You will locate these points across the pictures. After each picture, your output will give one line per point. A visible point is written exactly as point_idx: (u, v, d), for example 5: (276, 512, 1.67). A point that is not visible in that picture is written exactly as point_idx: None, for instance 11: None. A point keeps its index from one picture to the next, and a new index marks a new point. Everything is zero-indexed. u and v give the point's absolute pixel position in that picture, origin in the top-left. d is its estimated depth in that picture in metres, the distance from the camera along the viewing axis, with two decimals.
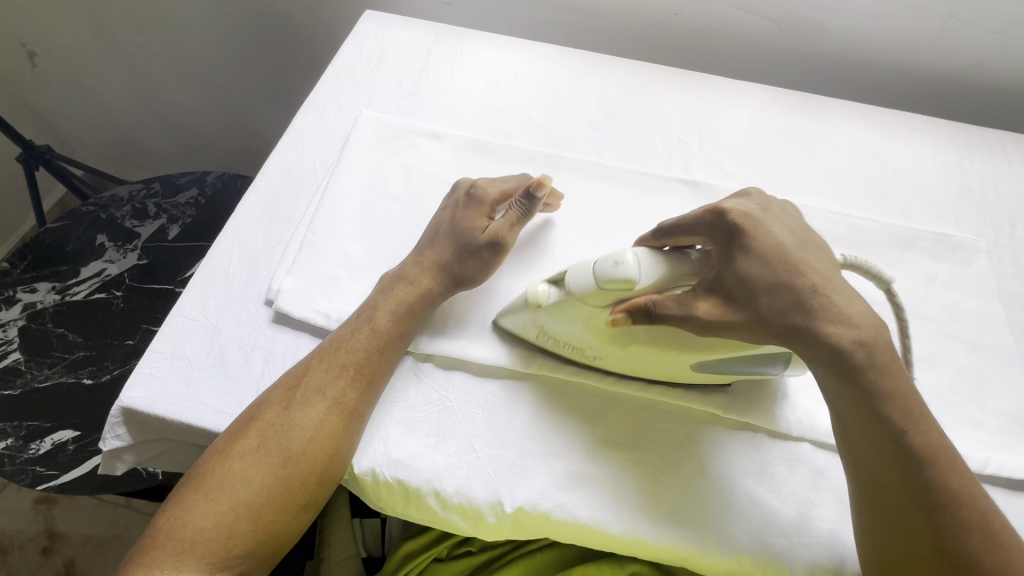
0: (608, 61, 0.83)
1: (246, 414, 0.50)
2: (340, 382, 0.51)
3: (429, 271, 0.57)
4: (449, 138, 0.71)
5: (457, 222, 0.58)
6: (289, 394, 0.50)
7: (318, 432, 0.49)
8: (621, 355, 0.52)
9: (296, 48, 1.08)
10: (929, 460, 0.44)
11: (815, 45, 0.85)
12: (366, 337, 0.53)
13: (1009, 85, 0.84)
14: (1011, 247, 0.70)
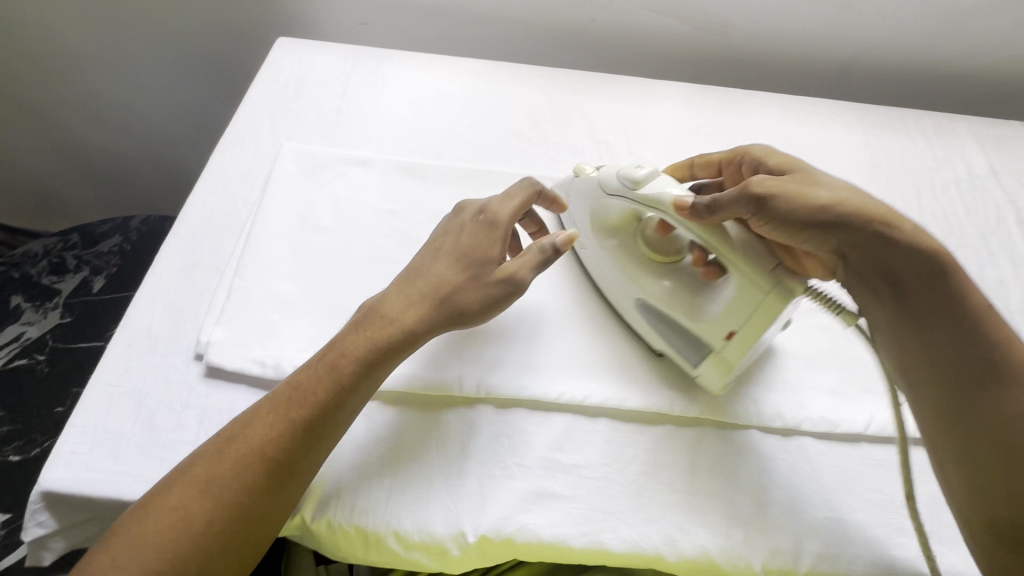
0: (531, 72, 0.84)
1: (177, 470, 0.46)
2: (283, 436, 0.46)
3: (408, 301, 0.52)
4: (377, 163, 0.71)
5: (471, 251, 0.54)
6: (222, 448, 0.46)
7: (247, 495, 0.45)
8: (598, 254, 0.61)
9: (214, 75, 1.06)
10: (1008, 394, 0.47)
11: (728, 41, 0.88)
12: (326, 383, 0.48)
13: (906, 66, 0.89)
14: (920, 216, 0.74)
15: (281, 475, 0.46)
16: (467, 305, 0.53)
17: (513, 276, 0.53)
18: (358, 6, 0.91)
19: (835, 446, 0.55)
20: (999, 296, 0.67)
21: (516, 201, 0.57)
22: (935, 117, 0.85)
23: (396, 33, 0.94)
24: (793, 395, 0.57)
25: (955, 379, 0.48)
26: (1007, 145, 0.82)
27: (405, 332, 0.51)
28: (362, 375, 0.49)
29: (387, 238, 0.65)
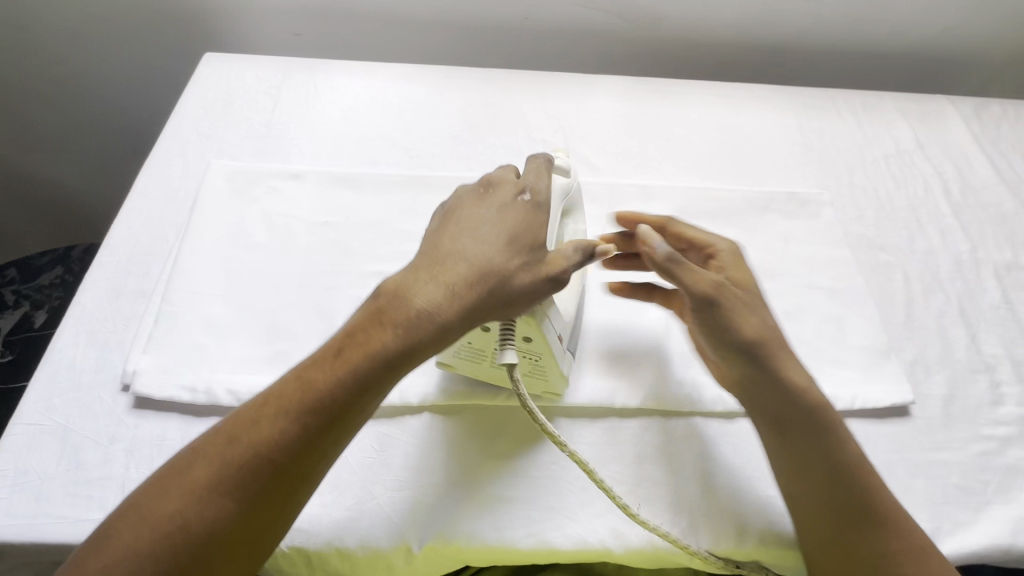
0: (466, 74, 0.83)
1: (171, 468, 0.39)
2: (295, 443, 0.39)
3: (445, 275, 0.44)
4: (310, 176, 0.70)
5: (521, 232, 0.46)
6: (226, 450, 0.39)
7: (252, 507, 0.38)
8: None
9: (139, 88, 1.02)
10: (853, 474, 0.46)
11: (660, 33, 0.89)
12: (344, 376, 0.40)
13: (833, 47, 0.91)
14: (852, 193, 0.75)
15: (293, 487, 0.39)
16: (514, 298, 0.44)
17: (561, 271, 0.46)
18: (288, 17, 0.90)
19: None
20: (928, 266, 0.69)
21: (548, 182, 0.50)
22: (863, 95, 0.87)
23: (331, 43, 0.93)
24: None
25: (825, 476, 0.46)
26: (932, 118, 0.85)
27: (438, 321, 0.42)
28: (385, 373, 0.41)
29: (322, 250, 0.64)
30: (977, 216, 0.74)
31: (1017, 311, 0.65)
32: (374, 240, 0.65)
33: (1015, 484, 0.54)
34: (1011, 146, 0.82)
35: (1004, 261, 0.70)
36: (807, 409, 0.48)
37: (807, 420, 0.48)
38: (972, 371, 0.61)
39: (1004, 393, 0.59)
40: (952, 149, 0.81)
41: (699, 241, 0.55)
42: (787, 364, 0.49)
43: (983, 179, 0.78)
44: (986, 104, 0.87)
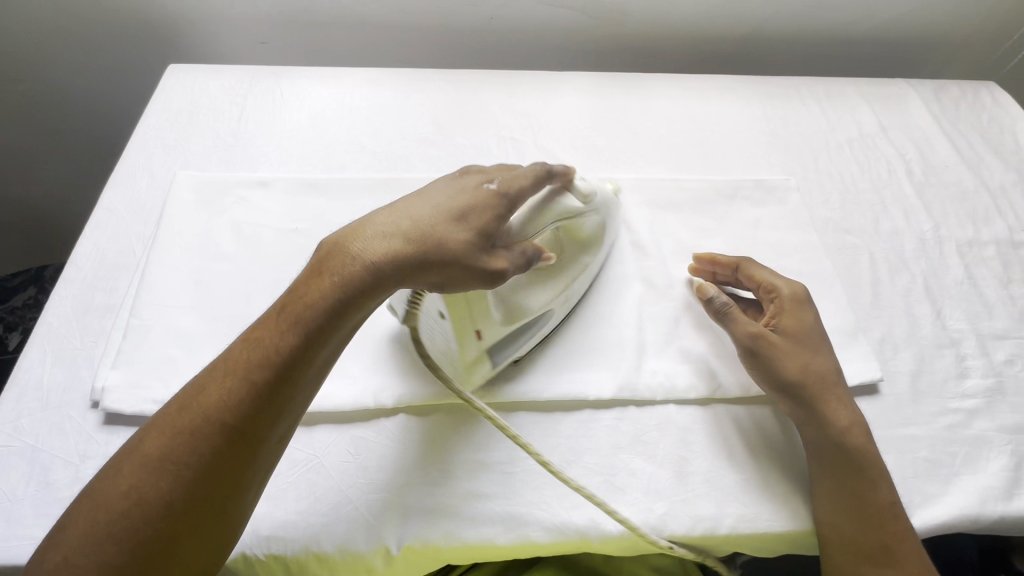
0: (434, 76, 0.83)
1: (129, 446, 0.40)
2: (239, 402, 0.39)
3: (387, 238, 0.44)
4: (278, 183, 0.69)
5: (467, 197, 0.47)
6: (178, 418, 0.39)
7: (205, 474, 0.38)
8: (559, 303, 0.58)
9: (104, 99, 1.00)
10: (874, 483, 0.50)
11: (625, 28, 0.89)
12: (287, 337, 0.41)
13: (796, 35, 0.93)
14: (818, 178, 0.76)
15: (244, 449, 0.39)
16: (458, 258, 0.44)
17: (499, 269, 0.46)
18: (253, 26, 0.89)
19: (750, 409, 0.57)
20: (894, 246, 0.70)
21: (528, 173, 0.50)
22: (826, 82, 0.88)
23: (298, 49, 0.93)
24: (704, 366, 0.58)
25: (844, 479, 0.50)
26: (893, 102, 0.86)
27: (376, 274, 0.43)
28: (326, 328, 0.41)
29: (293, 258, 0.64)
30: (940, 195, 0.75)
31: (980, 286, 0.67)
32: None
33: (982, 454, 0.55)
34: (970, 126, 0.84)
35: (967, 237, 0.71)
36: (844, 428, 0.52)
37: (849, 455, 0.51)
38: (938, 346, 0.62)
39: (969, 366, 0.61)
40: (913, 131, 0.83)
41: (766, 284, 0.58)
42: (829, 397, 0.53)
43: (944, 158, 0.80)
44: (945, 86, 0.89)
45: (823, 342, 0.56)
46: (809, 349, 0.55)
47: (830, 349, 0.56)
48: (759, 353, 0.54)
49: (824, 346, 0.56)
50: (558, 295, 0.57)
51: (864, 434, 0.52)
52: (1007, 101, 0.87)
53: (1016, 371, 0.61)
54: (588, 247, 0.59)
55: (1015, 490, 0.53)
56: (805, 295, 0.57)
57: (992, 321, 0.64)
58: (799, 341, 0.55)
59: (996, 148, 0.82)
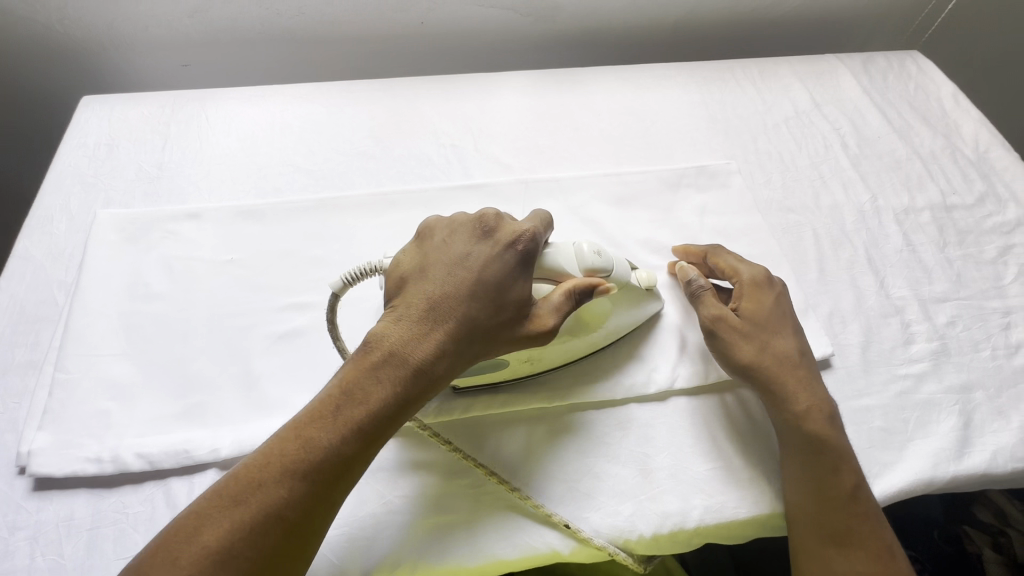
0: (368, 87, 0.81)
1: (175, 536, 0.39)
2: (307, 498, 0.41)
3: (440, 323, 0.47)
4: (210, 213, 0.66)
5: (503, 283, 0.49)
6: (237, 512, 0.40)
7: (267, 567, 0.39)
8: (528, 360, 0.53)
9: (10, 131, 0.94)
10: (840, 463, 0.51)
11: (558, 23, 0.89)
12: (350, 432, 0.43)
13: (725, 19, 0.94)
14: (758, 158, 0.77)
15: (308, 538, 0.41)
16: (496, 350, 0.49)
17: (547, 324, 0.49)
18: (172, 48, 0.85)
19: (710, 397, 0.57)
20: (836, 220, 0.71)
21: (535, 218, 0.54)
22: (759, 62, 0.90)
23: (225, 68, 0.89)
24: (670, 351, 0.59)
25: (813, 456, 0.51)
26: (824, 78, 0.88)
27: (431, 368, 0.46)
28: (388, 421, 0.45)
29: (230, 290, 0.61)
30: (874, 166, 0.77)
31: (918, 252, 0.69)
32: (286, 271, 0.63)
33: (931, 417, 0.57)
34: (899, 96, 0.87)
35: (902, 205, 0.73)
36: (807, 410, 0.52)
37: (811, 437, 0.51)
38: (884, 315, 0.63)
39: (914, 331, 0.62)
40: (846, 104, 0.85)
41: (728, 269, 0.59)
42: (795, 378, 0.54)
43: (876, 129, 0.82)
44: (871, 59, 0.91)
45: (785, 323, 0.57)
46: (773, 333, 0.55)
47: (792, 329, 0.57)
48: (714, 334, 0.55)
49: (792, 331, 0.57)
50: (519, 354, 0.52)
51: (831, 423, 0.52)
52: (930, 69, 0.90)
53: (957, 332, 0.62)
54: (587, 329, 0.55)
55: (965, 449, 0.55)
56: (765, 278, 0.58)
57: (932, 284, 0.66)
58: (759, 324, 0.56)
59: (924, 115, 0.84)
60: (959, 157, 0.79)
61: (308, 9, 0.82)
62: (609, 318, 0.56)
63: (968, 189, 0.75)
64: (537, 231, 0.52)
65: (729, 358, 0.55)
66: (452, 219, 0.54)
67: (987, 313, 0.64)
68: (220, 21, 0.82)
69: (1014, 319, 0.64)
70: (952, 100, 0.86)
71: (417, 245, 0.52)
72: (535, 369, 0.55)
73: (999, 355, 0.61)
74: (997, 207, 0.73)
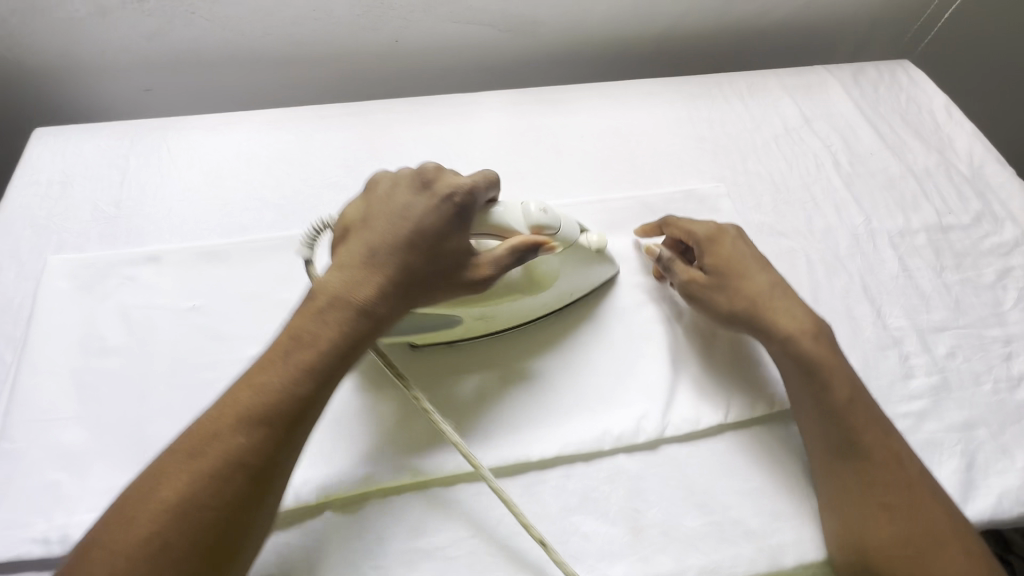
0: (339, 111, 0.77)
1: (132, 497, 0.40)
2: (261, 444, 0.42)
3: (382, 268, 0.48)
4: (170, 256, 0.62)
5: (443, 230, 0.49)
6: (194, 464, 0.40)
7: (229, 514, 0.40)
8: (482, 316, 0.56)
9: None
10: (834, 379, 0.51)
11: (538, 38, 0.85)
12: (301, 378, 0.44)
13: (712, 30, 0.91)
14: (748, 180, 0.74)
15: (267, 486, 0.42)
16: (443, 292, 0.50)
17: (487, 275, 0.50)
18: (132, 73, 0.81)
19: (702, 445, 0.54)
20: (829, 245, 0.69)
21: (478, 175, 0.53)
22: (747, 75, 0.87)
23: (189, 91, 0.85)
24: (667, 383, 0.57)
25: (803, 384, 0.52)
26: (814, 91, 0.85)
27: (378, 314, 0.47)
28: (337, 366, 0.46)
29: (192, 341, 0.57)
30: (867, 185, 0.75)
31: (915, 278, 0.66)
32: (251, 318, 0.59)
33: (933, 458, 0.54)
34: (890, 109, 0.84)
35: (897, 227, 0.71)
36: (794, 340, 0.53)
37: (809, 363, 0.52)
38: (881, 348, 0.61)
39: (913, 365, 0.60)
40: (836, 119, 0.82)
41: (685, 229, 0.62)
42: (780, 312, 0.55)
43: (868, 145, 0.79)
44: (862, 69, 0.89)
45: (751, 261, 0.59)
46: (740, 276, 0.57)
47: (761, 264, 0.59)
48: (691, 295, 0.58)
49: (756, 266, 0.59)
50: (470, 311, 0.55)
51: (816, 340, 0.53)
52: (922, 80, 0.88)
53: (957, 365, 0.60)
54: (538, 287, 0.57)
55: (969, 494, 0.52)
56: (721, 226, 0.61)
57: (930, 313, 0.64)
58: (726, 269, 0.58)
59: (917, 130, 0.82)
60: (954, 173, 0.76)
61: (274, 29, 0.78)
62: (559, 278, 0.58)
63: (964, 208, 0.73)
64: (476, 186, 0.51)
65: (714, 311, 0.57)
66: (391, 174, 0.53)
67: (988, 343, 0.62)
68: (181, 44, 0.78)
69: (1015, 348, 0.61)
70: (945, 113, 0.83)
71: (359, 200, 0.52)
72: (491, 327, 0.58)
73: (1000, 389, 0.59)
74: (994, 226, 0.71)
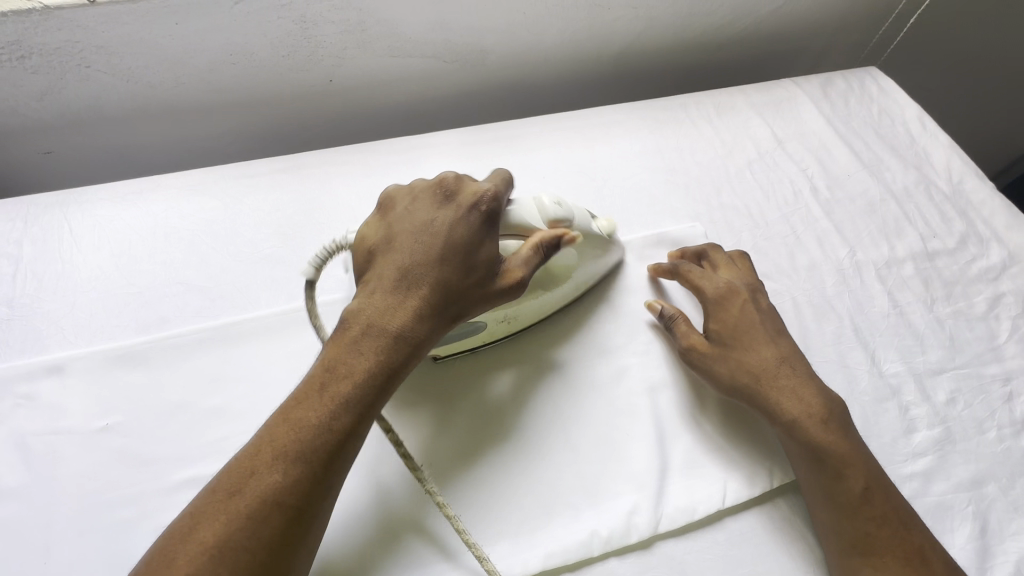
0: (270, 167, 0.69)
1: (169, 540, 0.37)
2: (303, 481, 0.38)
3: (413, 287, 0.45)
4: (72, 364, 0.53)
5: (474, 244, 0.46)
6: (229, 506, 0.37)
7: (272, 556, 0.37)
8: (510, 316, 0.54)
9: None
10: (847, 466, 0.48)
11: (488, 67, 0.78)
12: (339, 409, 0.41)
13: (673, 46, 0.85)
14: (723, 215, 0.69)
15: (307, 526, 0.38)
16: (476, 309, 0.47)
17: (520, 278, 0.47)
18: (24, 137, 0.70)
19: (699, 538, 0.49)
20: (814, 283, 0.64)
21: (493, 179, 0.50)
22: (714, 94, 0.81)
23: (97, 151, 0.74)
24: (654, 467, 0.51)
25: (817, 469, 0.49)
26: (784, 109, 0.80)
27: (414, 337, 0.44)
28: (373, 396, 0.42)
29: (107, 469, 0.49)
30: (848, 211, 0.70)
31: (907, 314, 0.62)
32: (175, 435, 0.51)
33: (946, 526, 0.50)
34: (863, 123, 0.80)
35: (883, 258, 0.67)
36: (799, 422, 0.50)
37: (815, 448, 0.49)
38: (880, 400, 0.56)
39: (914, 417, 0.55)
40: (809, 138, 0.78)
41: (695, 286, 0.58)
42: (786, 390, 0.52)
43: (845, 166, 0.75)
44: (830, 79, 0.84)
45: (761, 330, 0.55)
46: (745, 349, 0.54)
47: (772, 334, 0.55)
48: (690, 362, 0.55)
49: (766, 337, 0.55)
50: (500, 314, 0.52)
51: (824, 427, 0.50)
52: (892, 88, 0.84)
53: (959, 412, 0.56)
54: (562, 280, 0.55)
55: (986, 565, 0.48)
56: (735, 286, 0.58)
57: (925, 354, 0.60)
58: (729, 341, 0.55)
59: (892, 145, 0.78)
60: (934, 192, 0.73)
61: (186, 78, 0.68)
62: (577, 272, 0.56)
63: (948, 230, 0.69)
64: (499, 192, 0.49)
65: (714, 382, 0.54)
66: (412, 187, 0.50)
67: (987, 383, 0.58)
68: (78, 102, 0.67)
69: (1015, 387, 0.58)
70: (919, 124, 0.80)
71: (379, 216, 0.49)
72: (518, 326, 0.57)
73: (1005, 436, 0.55)
74: (979, 249, 0.68)
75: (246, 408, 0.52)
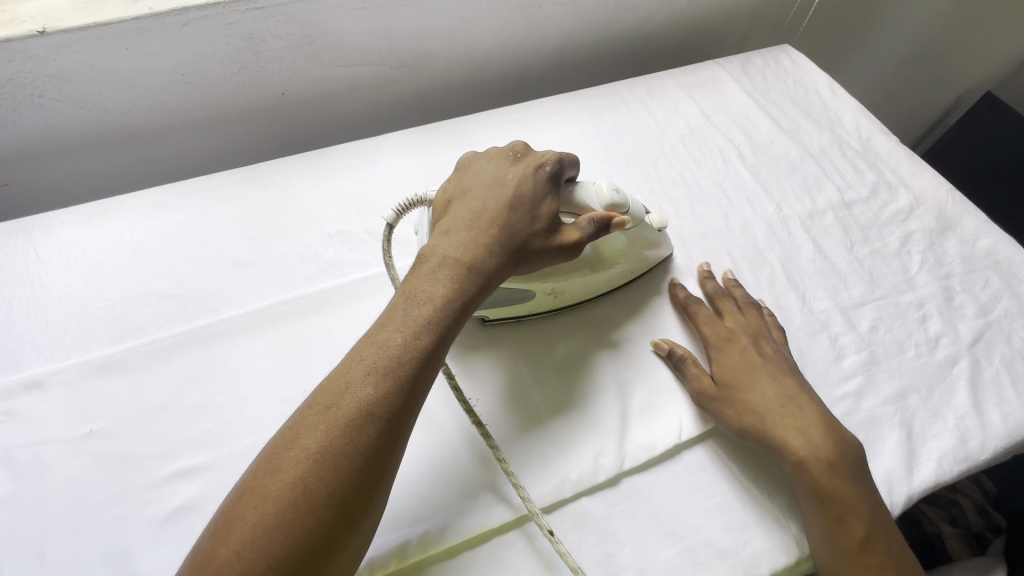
0: (230, 179, 0.72)
1: (277, 449, 0.40)
2: (394, 394, 0.42)
3: (482, 231, 0.51)
4: (48, 379, 0.54)
5: (534, 198, 0.54)
6: (329, 416, 0.41)
7: (366, 463, 0.40)
8: (554, 291, 0.60)
9: None
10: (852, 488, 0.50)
11: (432, 69, 0.83)
12: (424, 332, 0.45)
13: (604, 39, 0.91)
14: (662, 185, 0.75)
15: (395, 439, 0.42)
16: (532, 257, 0.53)
17: (574, 240, 0.54)
18: None
19: (663, 470, 0.54)
20: (749, 238, 0.70)
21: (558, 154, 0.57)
22: (646, 80, 0.88)
23: (56, 179, 0.76)
24: (625, 411, 0.56)
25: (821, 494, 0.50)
26: (709, 87, 0.88)
27: (484, 272, 0.50)
28: (451, 324, 0.47)
29: (95, 472, 0.51)
30: (773, 173, 0.77)
31: (830, 258, 0.69)
32: (162, 432, 0.53)
33: (877, 435, 0.56)
34: (781, 95, 0.88)
35: (806, 211, 0.73)
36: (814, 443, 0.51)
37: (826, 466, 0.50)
38: (813, 333, 0.62)
39: (843, 345, 0.62)
40: (734, 112, 0.85)
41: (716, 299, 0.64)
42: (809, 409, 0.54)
43: (767, 133, 0.82)
44: (749, 58, 0.92)
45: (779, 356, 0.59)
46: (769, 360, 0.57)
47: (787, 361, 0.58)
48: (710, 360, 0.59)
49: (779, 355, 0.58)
50: (544, 287, 0.58)
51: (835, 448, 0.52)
52: (804, 62, 0.92)
53: (882, 336, 0.63)
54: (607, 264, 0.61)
55: (913, 463, 0.54)
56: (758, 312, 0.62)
57: (849, 290, 0.66)
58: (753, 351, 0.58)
59: (808, 112, 0.86)
60: (847, 150, 0.81)
61: (140, 100, 0.71)
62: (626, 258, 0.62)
63: (861, 181, 0.77)
64: (563, 158, 0.56)
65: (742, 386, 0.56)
66: (482, 154, 0.59)
67: (904, 309, 0.65)
68: (32, 132, 0.69)
69: (928, 310, 0.65)
70: (830, 92, 0.88)
71: (455, 180, 0.57)
72: (561, 304, 0.62)
73: (923, 353, 0.62)
74: (889, 195, 0.76)
75: (229, 401, 0.55)
